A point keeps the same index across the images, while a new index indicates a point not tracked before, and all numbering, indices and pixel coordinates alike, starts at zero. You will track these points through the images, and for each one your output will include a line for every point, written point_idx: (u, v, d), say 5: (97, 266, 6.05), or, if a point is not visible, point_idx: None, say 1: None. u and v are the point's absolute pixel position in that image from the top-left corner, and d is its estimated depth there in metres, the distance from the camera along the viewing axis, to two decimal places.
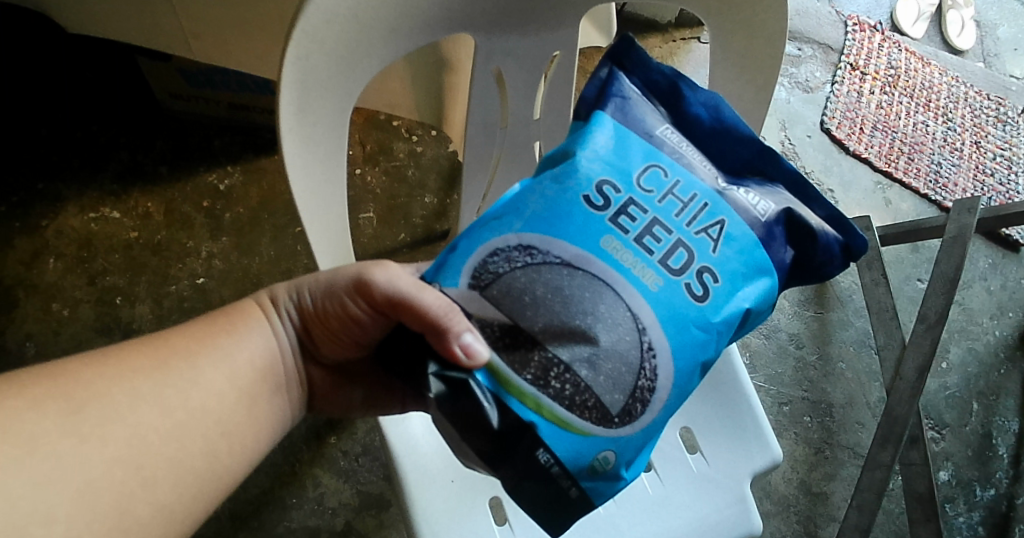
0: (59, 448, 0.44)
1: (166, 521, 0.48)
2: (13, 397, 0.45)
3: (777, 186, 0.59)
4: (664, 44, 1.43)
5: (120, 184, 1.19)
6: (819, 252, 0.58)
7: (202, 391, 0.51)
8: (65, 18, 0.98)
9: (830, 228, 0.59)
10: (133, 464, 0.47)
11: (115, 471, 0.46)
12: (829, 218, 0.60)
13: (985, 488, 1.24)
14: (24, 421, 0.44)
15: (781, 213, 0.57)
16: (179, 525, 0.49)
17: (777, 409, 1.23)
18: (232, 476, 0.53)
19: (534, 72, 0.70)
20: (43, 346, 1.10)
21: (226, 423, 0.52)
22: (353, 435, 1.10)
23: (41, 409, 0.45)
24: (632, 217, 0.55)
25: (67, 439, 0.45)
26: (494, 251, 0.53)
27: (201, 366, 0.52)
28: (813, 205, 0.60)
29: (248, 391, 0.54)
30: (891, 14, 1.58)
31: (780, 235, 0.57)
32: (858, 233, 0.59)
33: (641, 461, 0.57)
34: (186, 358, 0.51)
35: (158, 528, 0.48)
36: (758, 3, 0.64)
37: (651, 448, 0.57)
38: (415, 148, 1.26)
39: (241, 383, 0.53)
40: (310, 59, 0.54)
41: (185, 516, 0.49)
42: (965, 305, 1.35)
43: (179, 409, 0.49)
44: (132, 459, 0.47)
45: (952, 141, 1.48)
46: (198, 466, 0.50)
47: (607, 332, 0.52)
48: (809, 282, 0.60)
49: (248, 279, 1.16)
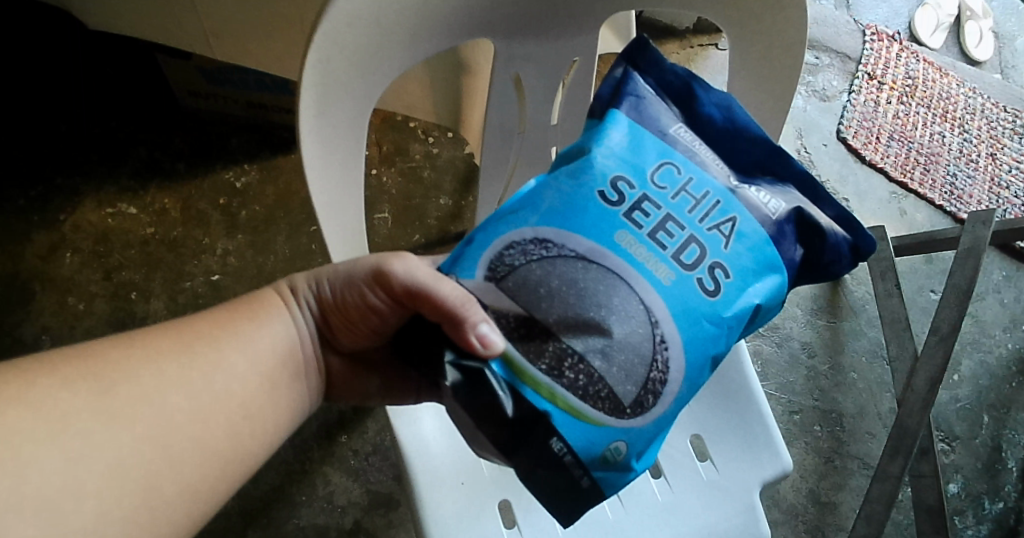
0: (89, 427, 0.45)
1: (192, 500, 0.49)
2: (45, 375, 0.45)
3: (788, 186, 0.60)
4: (681, 50, 1.44)
5: (137, 180, 1.20)
6: (828, 251, 0.59)
7: (226, 374, 0.52)
8: (88, 15, 0.99)
9: (839, 228, 0.60)
10: (161, 443, 0.47)
11: (144, 450, 0.46)
12: (838, 218, 0.60)
13: (994, 502, 1.24)
14: (57, 399, 0.45)
15: (791, 212, 0.58)
16: (204, 505, 0.50)
17: (788, 418, 1.22)
18: (256, 458, 0.53)
19: (554, 78, 0.71)
20: (59, 339, 1.11)
21: (249, 405, 0.52)
22: (363, 434, 1.11)
23: (72, 388, 0.46)
24: (646, 212, 0.55)
25: (97, 418, 0.46)
26: (511, 244, 0.54)
27: (225, 350, 0.52)
28: (822, 205, 0.60)
29: (269, 375, 0.54)
30: (910, 24, 1.57)
31: (790, 233, 0.58)
32: (866, 234, 0.60)
33: (650, 453, 0.57)
34: (210, 342, 0.52)
35: (183, 508, 0.48)
36: (779, 13, 0.64)
37: (661, 441, 0.57)
38: (431, 150, 1.27)
39: (263, 368, 0.54)
40: (332, 62, 0.54)
41: (209, 496, 0.50)
42: (977, 318, 1.35)
43: (203, 392, 0.50)
44: (160, 438, 0.47)
45: (968, 153, 1.48)
46: (221, 448, 0.50)
47: (620, 324, 0.52)
48: (818, 281, 0.60)
49: (263, 277, 1.17)
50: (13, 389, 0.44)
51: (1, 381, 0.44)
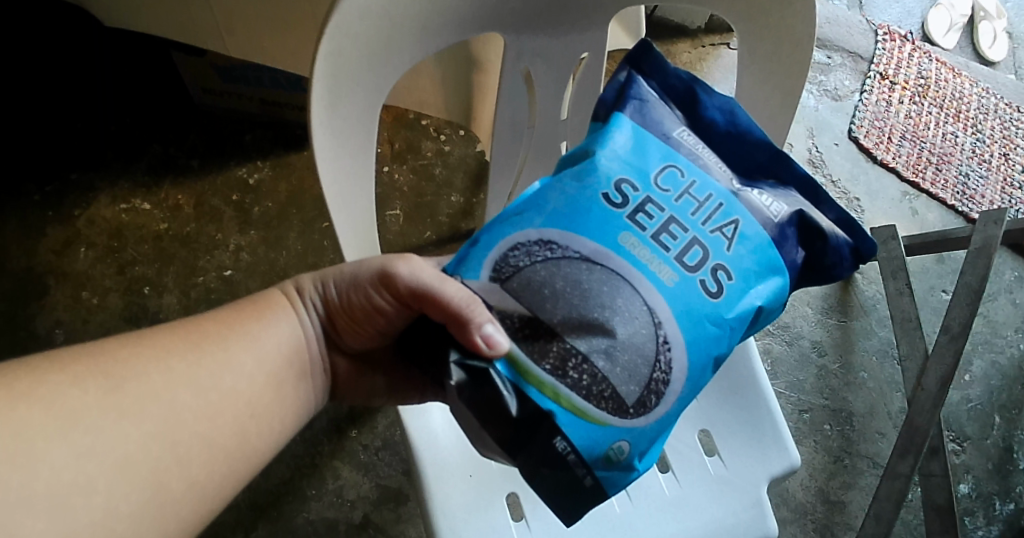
0: (99, 422, 0.46)
1: (199, 497, 0.49)
2: (55, 373, 0.46)
3: (790, 189, 0.60)
4: (693, 50, 1.44)
5: (152, 176, 1.21)
6: (830, 254, 0.59)
7: (233, 374, 0.52)
8: (104, 10, 1.00)
9: (841, 231, 0.60)
10: (168, 440, 0.48)
11: (151, 447, 0.47)
12: (839, 220, 0.61)
13: (1005, 503, 1.23)
14: (66, 395, 0.46)
15: (793, 215, 0.58)
16: (210, 502, 0.50)
17: (797, 417, 1.22)
18: (260, 456, 0.54)
19: (564, 73, 0.71)
20: (72, 332, 1.13)
21: (255, 404, 0.53)
22: (373, 429, 1.11)
23: (82, 385, 0.47)
24: (649, 215, 0.55)
25: (106, 414, 0.46)
26: (516, 245, 0.54)
27: (232, 349, 0.53)
28: (824, 207, 0.61)
29: (275, 375, 0.55)
30: (923, 24, 1.57)
31: (792, 236, 0.58)
32: (868, 237, 0.60)
33: (653, 453, 0.57)
34: (217, 341, 0.53)
35: (190, 505, 0.49)
36: (788, 8, 0.65)
37: (663, 441, 0.58)
38: (443, 147, 1.27)
39: (269, 368, 0.55)
40: (344, 55, 0.55)
41: (215, 493, 0.50)
42: (989, 318, 1.34)
43: (211, 391, 0.51)
44: (167, 435, 0.48)
45: (981, 153, 1.47)
46: (227, 446, 0.51)
47: (623, 325, 0.52)
48: (820, 283, 0.61)
49: (274, 272, 1.18)
50: (23, 385, 0.45)
51: (13, 376, 0.45)
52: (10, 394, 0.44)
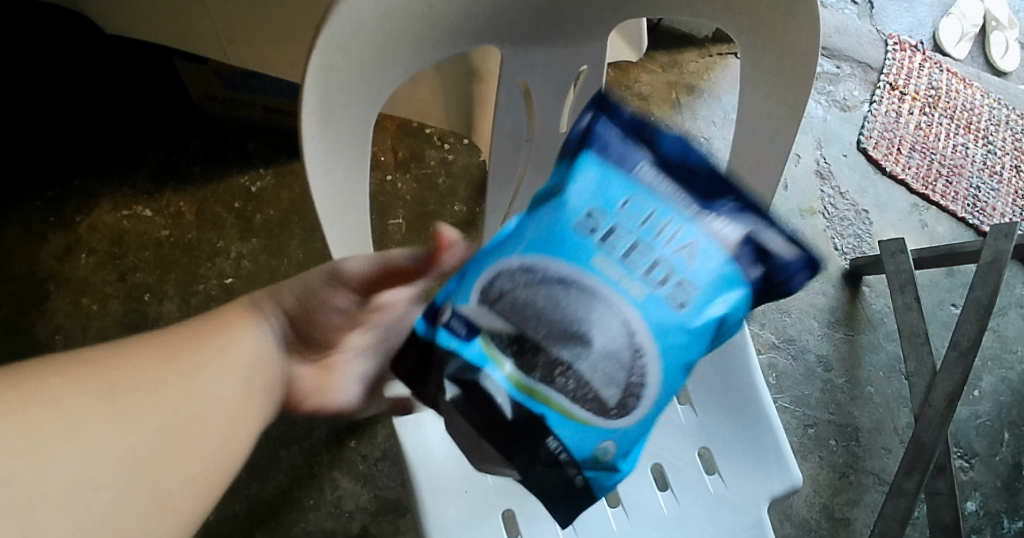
0: (100, 426, 0.45)
1: (195, 498, 0.49)
2: (55, 376, 0.45)
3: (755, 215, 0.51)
4: (700, 59, 1.44)
5: (153, 183, 1.22)
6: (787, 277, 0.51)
7: (220, 383, 0.51)
8: (107, 21, 1.00)
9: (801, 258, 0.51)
10: (167, 444, 0.47)
11: (153, 448, 0.47)
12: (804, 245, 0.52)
13: (1013, 520, 1.21)
14: (69, 398, 0.45)
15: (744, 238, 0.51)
16: (209, 501, 0.50)
17: (802, 431, 1.20)
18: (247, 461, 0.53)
19: (563, 85, 0.70)
20: (72, 339, 1.12)
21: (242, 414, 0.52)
22: (372, 439, 1.11)
23: (82, 388, 0.45)
24: (620, 239, 0.50)
25: (107, 418, 0.45)
26: (499, 270, 0.51)
27: (213, 361, 0.52)
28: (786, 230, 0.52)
29: (251, 386, 0.53)
30: (934, 34, 1.56)
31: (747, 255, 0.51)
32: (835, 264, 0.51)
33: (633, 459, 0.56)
34: (199, 352, 0.52)
35: (188, 505, 0.48)
36: (791, 22, 0.63)
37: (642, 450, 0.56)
38: (447, 156, 1.27)
39: (242, 378, 0.53)
40: (337, 68, 0.54)
41: (213, 492, 0.50)
42: (999, 332, 1.33)
43: (203, 397, 0.50)
44: (165, 438, 0.47)
45: (992, 165, 1.45)
46: (220, 450, 0.51)
47: (601, 333, 0.49)
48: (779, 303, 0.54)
49: (275, 281, 1.18)
50: (27, 388, 0.44)
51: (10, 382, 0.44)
52: (11, 400, 0.43)
